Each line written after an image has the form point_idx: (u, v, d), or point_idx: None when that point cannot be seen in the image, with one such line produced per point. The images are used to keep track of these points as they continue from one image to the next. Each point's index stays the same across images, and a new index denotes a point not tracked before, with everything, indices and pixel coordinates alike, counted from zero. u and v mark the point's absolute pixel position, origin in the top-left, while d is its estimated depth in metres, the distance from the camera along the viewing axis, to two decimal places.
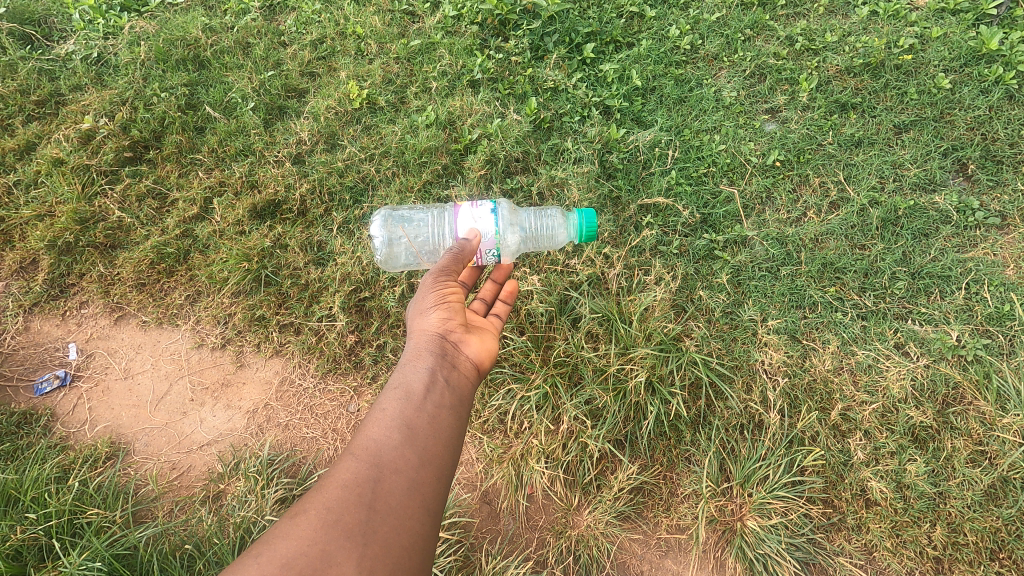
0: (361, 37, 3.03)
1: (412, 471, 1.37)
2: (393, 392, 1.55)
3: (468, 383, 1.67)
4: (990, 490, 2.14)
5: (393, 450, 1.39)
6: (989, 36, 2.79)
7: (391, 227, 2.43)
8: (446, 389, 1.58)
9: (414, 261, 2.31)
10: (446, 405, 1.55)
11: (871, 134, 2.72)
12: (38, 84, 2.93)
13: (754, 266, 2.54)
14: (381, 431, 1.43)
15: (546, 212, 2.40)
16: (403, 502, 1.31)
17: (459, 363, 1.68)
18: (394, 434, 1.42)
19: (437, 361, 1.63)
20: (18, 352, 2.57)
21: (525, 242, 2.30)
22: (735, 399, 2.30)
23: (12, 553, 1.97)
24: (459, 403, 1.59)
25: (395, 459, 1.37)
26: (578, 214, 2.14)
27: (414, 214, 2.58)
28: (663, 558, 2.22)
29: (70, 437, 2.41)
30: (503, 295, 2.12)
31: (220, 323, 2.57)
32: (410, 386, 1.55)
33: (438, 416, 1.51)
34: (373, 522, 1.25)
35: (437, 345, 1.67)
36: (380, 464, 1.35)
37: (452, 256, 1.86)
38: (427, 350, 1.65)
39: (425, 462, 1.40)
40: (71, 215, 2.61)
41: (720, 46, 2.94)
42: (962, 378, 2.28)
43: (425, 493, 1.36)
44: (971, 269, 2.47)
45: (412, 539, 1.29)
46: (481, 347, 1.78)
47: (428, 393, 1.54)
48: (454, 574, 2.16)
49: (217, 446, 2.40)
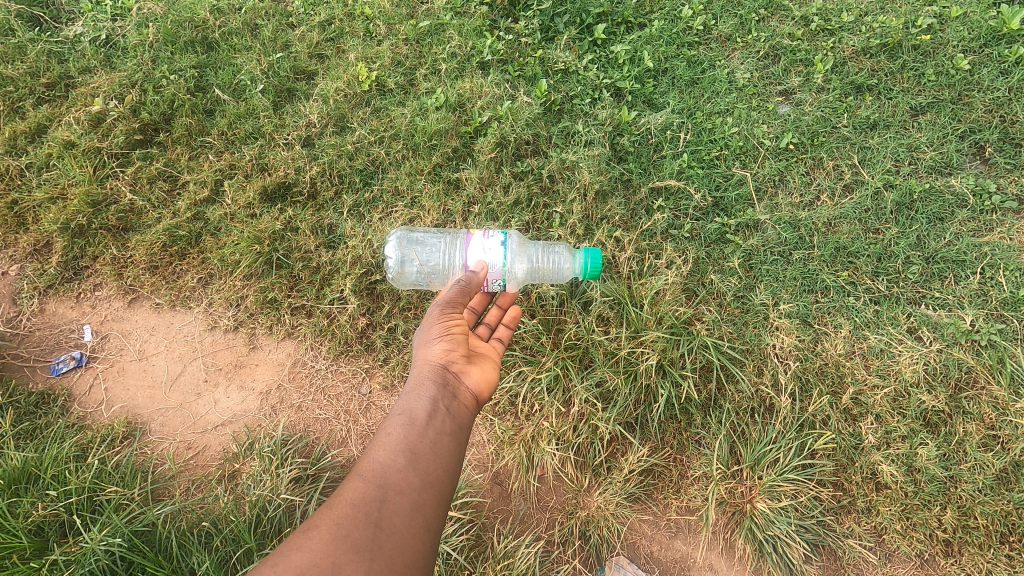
0: (370, 19, 3.01)
1: (415, 492, 1.40)
2: (397, 418, 1.58)
3: (468, 412, 1.71)
4: (1002, 474, 2.14)
5: (398, 472, 1.42)
6: (1011, 15, 2.73)
7: (406, 247, 2.38)
8: (447, 417, 1.62)
9: (424, 282, 2.28)
10: (447, 432, 1.59)
11: (887, 116, 2.68)
12: (48, 67, 2.92)
13: (766, 250, 2.52)
14: (386, 455, 1.46)
15: (556, 245, 2.30)
16: (408, 520, 1.34)
17: (460, 393, 1.72)
18: (398, 458, 1.46)
19: (439, 390, 1.66)
20: (34, 334, 2.60)
21: (533, 274, 2.22)
22: (746, 382, 2.30)
23: (34, 529, 2.02)
24: (459, 430, 1.63)
25: (400, 481, 1.40)
26: (586, 252, 2.07)
27: (429, 234, 2.49)
28: (672, 540, 2.25)
29: (88, 417, 2.45)
30: (506, 320, 2.17)
31: (233, 306, 2.59)
32: (414, 412, 1.58)
33: (440, 442, 1.55)
34: (379, 538, 1.27)
35: (439, 375, 1.70)
36: (385, 484, 1.39)
37: (459, 289, 1.86)
38: (429, 379, 1.68)
39: (427, 484, 1.44)
40: (83, 198, 2.62)
41: (734, 27, 2.89)
42: (976, 363, 2.27)
43: (427, 514, 1.39)
44: (987, 253, 2.44)
45: (415, 558, 1.31)
46: (482, 377, 1.82)
47: (431, 420, 1.58)
48: (466, 553, 2.18)
49: (231, 426, 2.43)
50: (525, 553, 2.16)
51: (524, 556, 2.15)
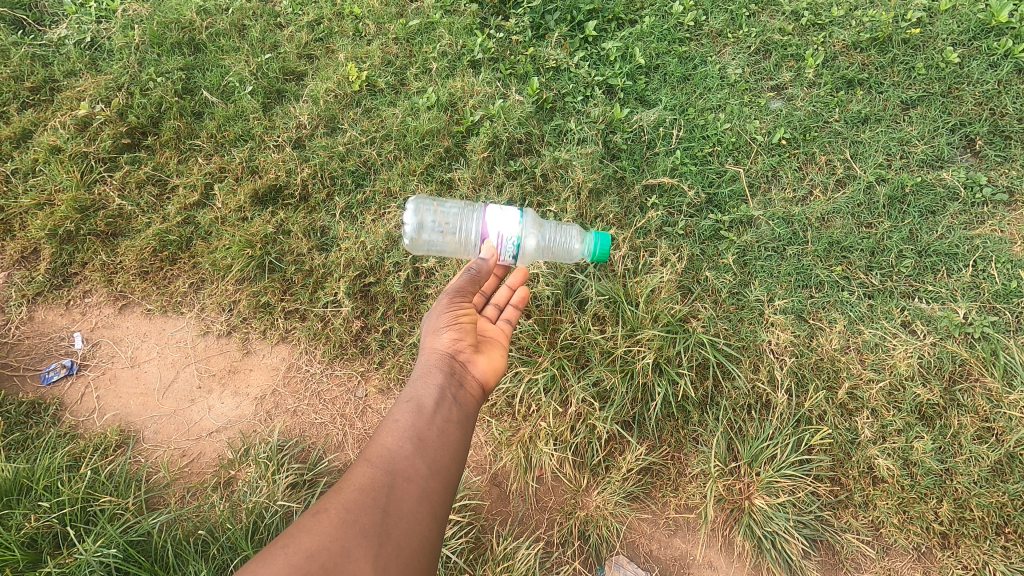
0: (359, 18, 3.00)
1: (423, 479, 1.39)
2: (405, 405, 1.57)
3: (475, 402, 1.70)
4: (996, 466, 2.16)
5: (406, 458, 1.41)
6: (999, 8, 2.75)
7: (424, 213, 2.36)
8: (454, 405, 1.61)
9: (440, 246, 2.27)
10: (454, 420, 1.58)
11: (878, 111, 2.69)
12: (31, 71, 2.88)
13: (760, 246, 2.53)
14: (394, 441, 1.46)
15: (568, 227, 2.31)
16: (416, 506, 1.33)
17: (466, 383, 1.71)
18: (407, 445, 1.45)
19: (446, 379, 1.65)
20: (23, 342, 2.55)
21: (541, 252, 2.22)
22: (742, 379, 2.30)
23: (27, 541, 1.97)
24: (466, 419, 1.62)
25: (408, 468, 1.39)
26: (595, 235, 2.09)
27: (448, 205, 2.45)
28: (672, 538, 2.24)
29: (80, 426, 2.39)
30: (515, 301, 2.17)
31: (225, 311, 2.56)
32: (421, 400, 1.58)
33: (447, 430, 1.54)
34: (387, 524, 1.26)
35: (446, 364, 1.69)
36: (394, 471, 1.38)
37: (467, 276, 1.85)
38: (437, 368, 1.67)
39: (435, 472, 1.42)
40: (71, 204, 2.59)
41: (724, 22, 2.90)
42: (969, 356, 2.28)
43: (435, 501, 1.38)
44: (979, 246, 2.45)
45: (423, 543, 1.30)
46: (488, 366, 1.80)
47: (438, 408, 1.57)
48: (466, 555, 2.15)
49: (226, 432, 2.39)
50: (525, 555, 2.14)
51: (524, 558, 2.13)
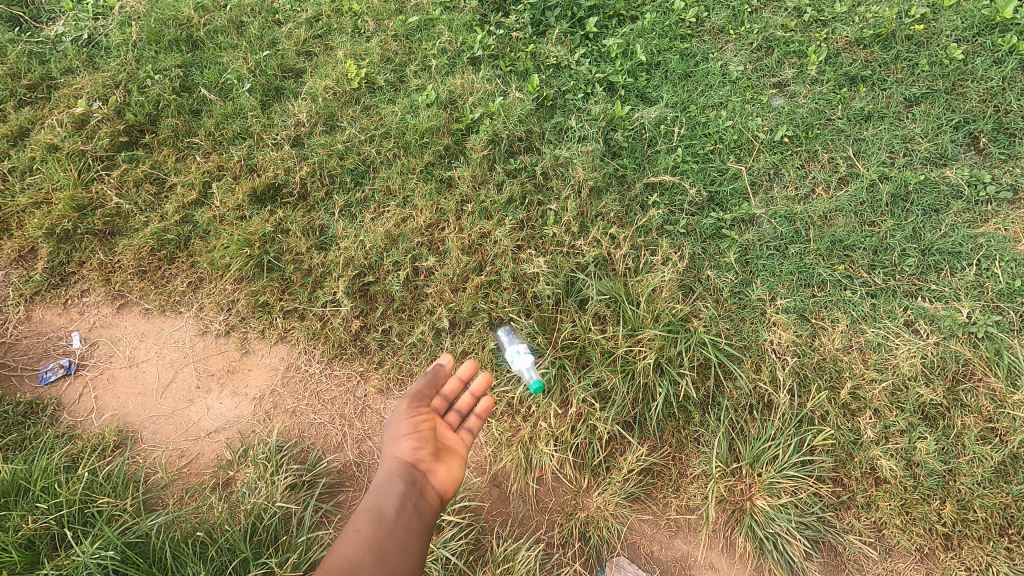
0: (358, 15, 2.99)
1: None
2: (365, 513, 1.65)
3: (437, 506, 1.75)
4: (1000, 467, 2.14)
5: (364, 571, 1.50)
6: (1004, 4, 2.73)
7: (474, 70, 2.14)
8: (415, 514, 1.67)
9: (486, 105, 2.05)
10: (415, 533, 1.64)
11: (881, 108, 2.67)
12: (28, 68, 2.86)
13: (762, 245, 2.51)
14: (353, 553, 1.55)
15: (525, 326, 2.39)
16: None
17: (430, 485, 1.75)
18: (366, 557, 1.54)
19: (407, 487, 1.70)
20: (21, 342, 2.52)
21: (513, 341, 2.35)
22: (744, 378, 2.29)
23: (24, 542, 1.96)
24: (427, 528, 1.68)
25: None
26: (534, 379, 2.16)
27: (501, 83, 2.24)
28: (673, 539, 2.22)
29: (77, 426, 2.38)
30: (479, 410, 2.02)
31: (224, 310, 2.55)
32: (383, 509, 1.65)
33: (407, 540, 1.62)
34: None
35: (407, 464, 1.74)
36: None
37: (425, 381, 1.92)
38: (397, 474, 1.72)
39: None
40: (68, 203, 2.57)
41: (726, 19, 2.88)
42: (973, 355, 2.26)
43: None
44: (982, 245, 2.43)
45: None
46: (452, 469, 1.83)
47: (398, 518, 1.64)
48: (466, 557, 2.13)
49: (225, 433, 2.37)
50: (525, 556, 2.12)
51: (524, 559, 2.11)
